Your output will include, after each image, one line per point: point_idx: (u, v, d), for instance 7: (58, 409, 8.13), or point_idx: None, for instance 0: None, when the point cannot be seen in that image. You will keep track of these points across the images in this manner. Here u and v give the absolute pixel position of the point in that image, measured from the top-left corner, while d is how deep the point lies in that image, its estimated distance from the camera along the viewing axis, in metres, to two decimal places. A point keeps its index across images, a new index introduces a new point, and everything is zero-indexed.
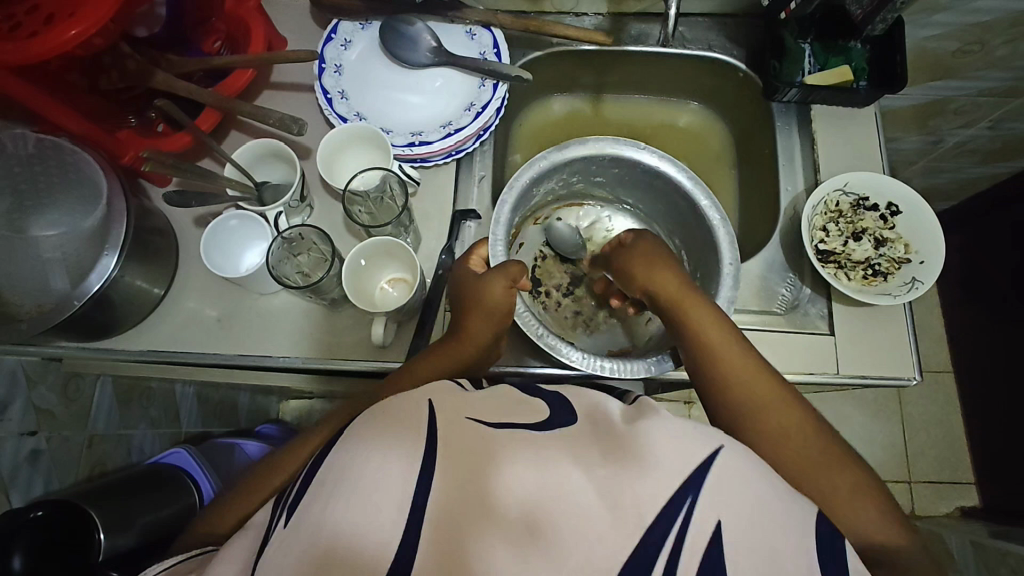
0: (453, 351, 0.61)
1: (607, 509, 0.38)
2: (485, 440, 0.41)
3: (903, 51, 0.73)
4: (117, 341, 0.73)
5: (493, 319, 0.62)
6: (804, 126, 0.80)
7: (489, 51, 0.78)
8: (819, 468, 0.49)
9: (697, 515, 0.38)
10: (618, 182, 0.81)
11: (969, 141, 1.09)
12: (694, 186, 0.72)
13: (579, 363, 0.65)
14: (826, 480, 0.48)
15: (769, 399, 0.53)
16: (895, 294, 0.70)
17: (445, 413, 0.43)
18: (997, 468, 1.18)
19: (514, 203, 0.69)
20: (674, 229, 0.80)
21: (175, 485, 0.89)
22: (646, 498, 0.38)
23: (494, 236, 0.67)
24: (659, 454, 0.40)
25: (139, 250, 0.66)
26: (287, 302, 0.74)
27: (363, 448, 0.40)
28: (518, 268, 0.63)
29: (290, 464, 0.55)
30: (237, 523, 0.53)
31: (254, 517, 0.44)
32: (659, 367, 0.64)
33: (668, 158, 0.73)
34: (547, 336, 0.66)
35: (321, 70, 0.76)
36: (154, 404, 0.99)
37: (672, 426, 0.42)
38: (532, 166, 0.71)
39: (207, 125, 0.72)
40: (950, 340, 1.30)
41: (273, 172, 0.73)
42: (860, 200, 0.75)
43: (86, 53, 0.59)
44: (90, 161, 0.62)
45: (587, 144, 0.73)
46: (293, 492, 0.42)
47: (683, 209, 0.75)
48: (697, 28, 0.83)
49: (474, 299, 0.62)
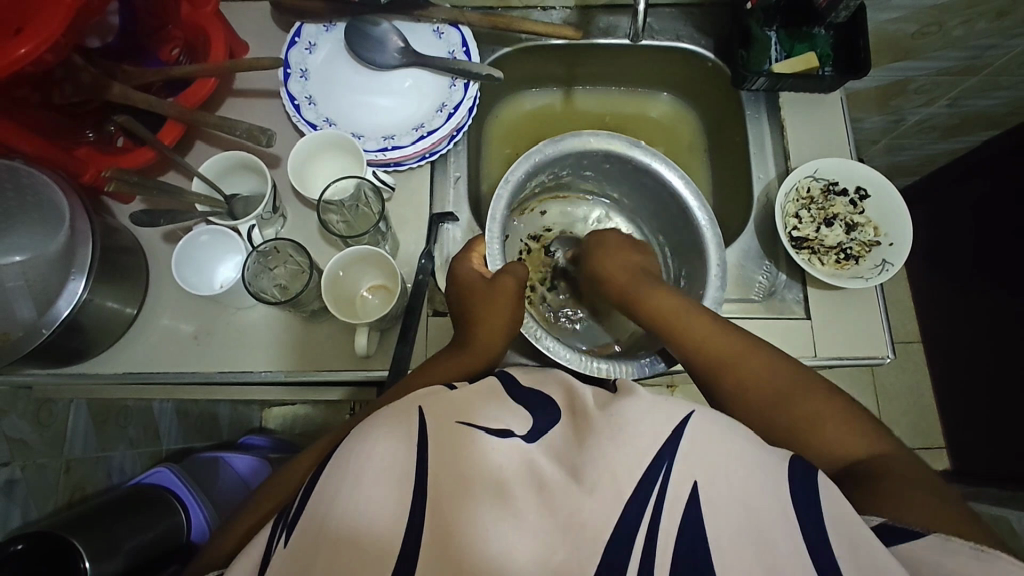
0: (461, 356, 0.62)
1: (602, 485, 0.39)
2: (475, 443, 0.42)
3: (866, 36, 0.74)
4: (89, 364, 0.71)
5: (505, 315, 0.64)
6: (773, 114, 0.81)
7: (458, 49, 0.76)
8: (830, 432, 0.51)
9: (671, 480, 0.39)
10: (610, 178, 0.81)
11: (929, 118, 1.12)
12: (684, 184, 0.72)
13: (574, 362, 0.65)
14: (838, 442, 0.50)
15: (770, 379, 0.55)
16: (867, 277, 0.72)
17: (435, 418, 0.44)
18: (965, 432, 1.23)
19: (509, 196, 0.69)
20: (665, 229, 0.80)
21: (160, 506, 0.87)
22: (639, 479, 0.39)
23: (489, 234, 0.68)
24: (648, 438, 0.41)
25: (107, 271, 0.64)
26: (265, 315, 0.72)
27: (360, 454, 0.41)
28: (523, 274, 0.66)
29: (295, 475, 0.55)
30: (241, 538, 0.51)
31: (255, 538, 0.43)
32: (651, 369, 0.66)
33: (662, 157, 0.73)
34: (545, 340, 0.66)
35: (286, 76, 0.74)
36: (133, 422, 0.97)
37: (649, 405, 0.43)
38: (528, 160, 0.71)
39: (170, 139, 0.69)
40: (918, 312, 1.34)
41: (243, 184, 0.72)
42: (830, 185, 0.76)
43: (37, 69, 0.56)
44: (48, 181, 0.59)
45: (580, 137, 0.73)
46: (294, 509, 0.42)
47: (673, 210, 0.76)
48: (665, 19, 0.82)
49: (478, 301, 0.64)
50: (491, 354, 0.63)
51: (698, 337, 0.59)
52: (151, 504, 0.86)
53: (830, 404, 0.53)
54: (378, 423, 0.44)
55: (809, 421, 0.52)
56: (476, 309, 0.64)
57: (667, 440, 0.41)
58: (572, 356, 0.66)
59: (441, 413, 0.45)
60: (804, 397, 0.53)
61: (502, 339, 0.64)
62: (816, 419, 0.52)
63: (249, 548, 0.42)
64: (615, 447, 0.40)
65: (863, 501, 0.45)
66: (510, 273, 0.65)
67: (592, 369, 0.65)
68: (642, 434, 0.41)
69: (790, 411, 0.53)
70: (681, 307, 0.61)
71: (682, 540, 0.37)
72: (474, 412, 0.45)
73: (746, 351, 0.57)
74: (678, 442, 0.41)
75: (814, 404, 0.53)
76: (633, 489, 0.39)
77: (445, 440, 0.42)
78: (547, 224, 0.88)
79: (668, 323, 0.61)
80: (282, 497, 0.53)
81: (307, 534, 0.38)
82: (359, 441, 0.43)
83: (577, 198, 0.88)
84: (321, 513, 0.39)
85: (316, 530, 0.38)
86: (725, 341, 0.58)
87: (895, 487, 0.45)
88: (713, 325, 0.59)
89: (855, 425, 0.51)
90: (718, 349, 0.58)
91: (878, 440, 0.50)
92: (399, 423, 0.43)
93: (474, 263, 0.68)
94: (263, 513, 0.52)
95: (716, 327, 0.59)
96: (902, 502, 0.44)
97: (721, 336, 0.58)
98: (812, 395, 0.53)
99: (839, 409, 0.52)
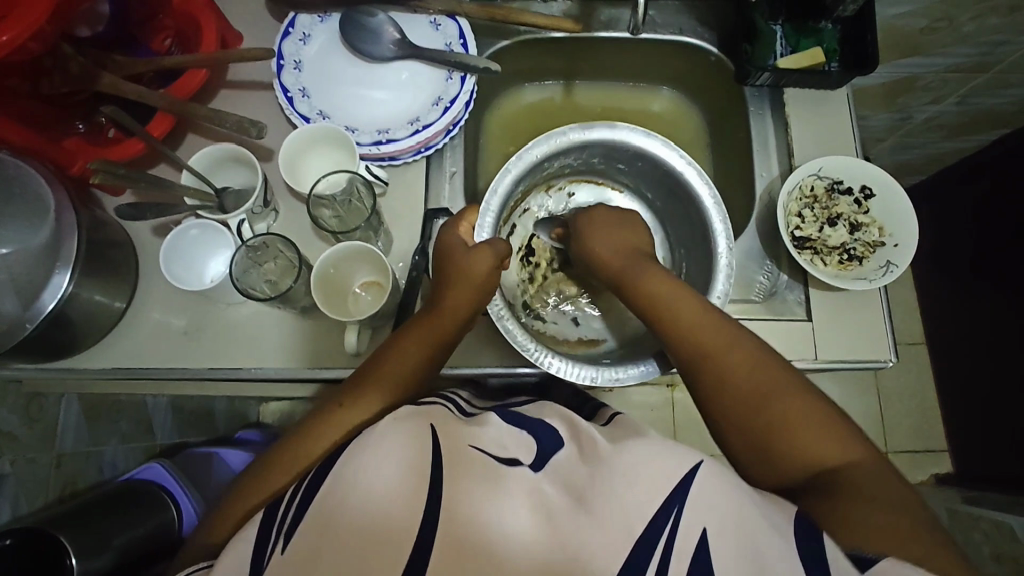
0: (431, 324, 0.61)
1: (608, 521, 0.40)
2: (491, 478, 0.44)
3: (874, 30, 0.72)
4: (77, 359, 0.70)
5: (477, 285, 0.61)
6: (778, 109, 0.79)
7: (456, 41, 0.75)
8: (816, 441, 0.50)
9: (683, 522, 0.41)
10: (637, 172, 0.79)
11: (936, 116, 1.10)
12: (712, 197, 0.69)
13: (531, 355, 0.65)
14: (822, 452, 0.50)
15: (780, 383, 0.53)
16: (872, 279, 0.70)
17: (450, 447, 0.46)
18: (969, 436, 1.22)
19: (519, 173, 0.70)
20: (683, 233, 0.79)
21: (150, 504, 0.85)
22: (655, 517, 0.41)
23: (487, 206, 0.69)
24: (663, 482, 0.42)
25: (93, 264, 0.63)
26: (256, 311, 0.71)
27: (372, 473, 0.43)
28: (502, 248, 0.64)
29: (288, 467, 0.52)
30: (239, 522, 0.50)
31: (244, 533, 0.43)
32: (606, 377, 0.65)
33: (694, 166, 0.70)
34: (506, 320, 0.67)
35: (279, 67, 0.73)
36: (125, 416, 0.97)
37: (660, 445, 0.44)
38: (551, 139, 0.71)
39: (160, 131, 0.68)
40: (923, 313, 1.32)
41: (234, 177, 0.70)
42: (835, 183, 0.74)
43: (22, 58, 0.55)
44: (33, 174, 0.58)
45: (614, 130, 0.71)
46: (287, 516, 0.43)
47: (691, 214, 0.74)
48: (667, 12, 0.81)
49: (454, 276, 0.62)
50: (460, 323, 0.62)
51: (703, 329, 0.57)
52: (143, 501, 0.85)
53: (823, 411, 0.52)
54: (392, 437, 0.45)
55: (794, 422, 0.51)
56: (448, 285, 0.62)
57: (678, 485, 0.42)
58: (527, 342, 0.66)
59: (452, 436, 0.47)
60: (808, 409, 0.52)
61: (470, 309, 0.62)
62: (806, 427, 0.51)
63: (238, 542, 0.43)
64: (617, 477, 0.43)
65: (835, 521, 0.45)
66: (489, 246, 0.63)
67: (546, 363, 0.65)
68: (657, 479, 0.42)
69: (778, 413, 0.52)
70: (674, 294, 0.60)
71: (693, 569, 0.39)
72: (486, 444, 0.47)
73: (741, 343, 0.55)
74: (685, 487, 0.42)
75: (812, 411, 0.51)
76: (640, 527, 0.40)
77: (461, 469, 0.44)
78: (570, 208, 0.86)
79: (659, 309, 0.59)
80: (273, 489, 0.51)
81: (313, 543, 0.40)
82: (370, 455, 0.44)
83: (602, 187, 0.86)
84: (329, 520, 0.41)
85: (321, 544, 0.40)
86: (720, 330, 0.56)
87: (861, 506, 0.46)
88: (703, 310, 0.58)
89: (839, 436, 0.51)
90: (742, 344, 0.55)
91: (856, 450, 0.50)
92: (415, 442, 0.45)
93: (462, 231, 0.66)
94: (251, 504, 0.51)
95: (710, 320, 0.57)
96: (874, 524, 0.44)
97: (739, 336, 0.56)
98: (808, 402, 0.52)
99: (839, 427, 0.51)
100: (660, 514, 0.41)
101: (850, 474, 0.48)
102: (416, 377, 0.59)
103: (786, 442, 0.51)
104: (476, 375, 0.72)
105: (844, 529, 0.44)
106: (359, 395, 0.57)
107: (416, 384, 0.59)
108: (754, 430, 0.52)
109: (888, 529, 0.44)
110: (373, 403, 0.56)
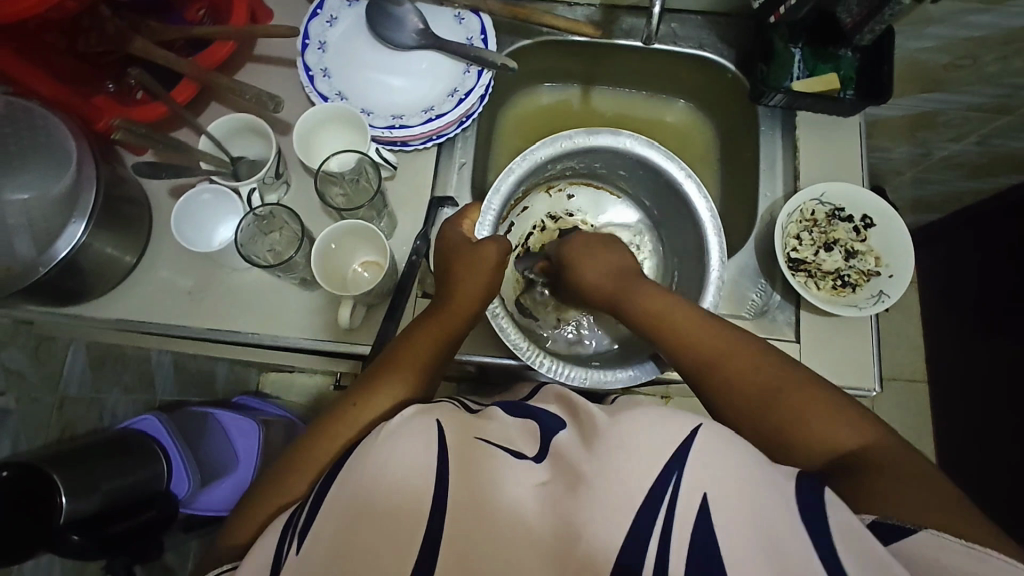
0: (437, 320, 0.64)
1: (613, 493, 0.42)
2: (496, 463, 0.46)
3: (891, 61, 0.72)
4: (85, 308, 0.73)
5: (484, 281, 0.65)
6: (788, 132, 0.79)
7: (476, 37, 0.77)
8: (822, 425, 0.50)
9: (684, 490, 0.41)
10: (637, 180, 0.80)
11: (957, 155, 1.09)
12: (709, 211, 0.71)
13: (518, 350, 0.68)
14: (830, 434, 0.50)
15: (773, 381, 0.54)
16: (862, 307, 0.70)
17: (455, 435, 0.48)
18: (960, 478, 1.21)
19: (522, 173, 0.72)
20: (678, 245, 0.80)
21: (143, 450, 0.89)
22: (654, 484, 0.42)
23: (488, 205, 0.71)
24: (661, 449, 0.43)
25: (108, 218, 0.65)
26: (258, 279, 0.74)
27: (382, 461, 0.45)
28: (506, 244, 0.67)
29: (302, 471, 0.54)
30: (256, 528, 0.51)
31: (260, 543, 0.46)
32: (593, 380, 0.67)
33: (694, 179, 0.72)
34: (500, 320, 0.69)
35: (304, 46, 0.75)
36: (128, 369, 1.00)
37: (651, 415, 0.46)
38: (554, 143, 0.72)
39: (183, 97, 0.71)
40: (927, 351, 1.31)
41: (250, 147, 0.72)
42: (836, 210, 0.75)
43: (62, 14, 0.57)
44: (61, 125, 0.60)
45: (617, 137, 0.73)
46: (301, 519, 0.45)
47: (687, 226, 0.75)
48: (689, 25, 0.82)
49: (459, 266, 0.66)
50: (467, 317, 0.65)
51: (690, 336, 0.59)
52: (134, 448, 0.88)
53: (827, 399, 0.52)
54: (399, 433, 0.47)
55: (799, 412, 0.51)
56: (452, 279, 0.65)
57: (678, 449, 0.43)
58: (519, 343, 0.68)
59: (459, 429, 0.49)
60: (808, 402, 0.52)
61: (481, 303, 0.65)
62: (809, 418, 0.51)
63: (259, 548, 0.46)
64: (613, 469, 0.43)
65: (858, 497, 0.45)
66: (493, 242, 0.67)
67: (538, 363, 0.68)
68: (654, 449, 0.43)
69: (775, 406, 0.52)
70: (668, 302, 0.62)
71: (699, 543, 0.40)
72: (486, 433, 0.49)
73: (737, 346, 0.57)
74: (684, 453, 0.43)
75: (820, 399, 0.52)
76: (643, 495, 0.41)
77: (467, 453, 0.46)
78: (569, 208, 0.87)
79: (656, 312, 0.62)
80: (291, 494, 0.52)
81: (322, 542, 0.42)
82: (380, 446, 0.46)
83: (601, 191, 0.87)
84: (339, 516, 0.43)
85: (329, 542, 0.42)
86: (715, 333, 0.58)
87: (871, 479, 0.46)
88: (691, 316, 0.60)
89: (847, 419, 0.50)
90: (722, 351, 0.57)
91: (872, 431, 0.49)
92: (420, 434, 0.47)
93: (463, 228, 0.69)
94: (271, 506, 0.52)
95: (701, 325, 0.60)
96: (900, 498, 0.44)
97: (723, 338, 0.58)
98: (803, 391, 0.53)
99: (840, 407, 0.51)
100: (662, 483, 0.42)
101: (866, 452, 0.48)
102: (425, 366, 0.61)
103: (782, 435, 0.51)
104: (481, 362, 0.75)
105: (864, 501, 0.45)
106: (367, 393, 0.58)
107: (426, 376, 0.61)
108: (763, 428, 0.53)
109: (915, 499, 0.44)
110: (384, 399, 0.57)
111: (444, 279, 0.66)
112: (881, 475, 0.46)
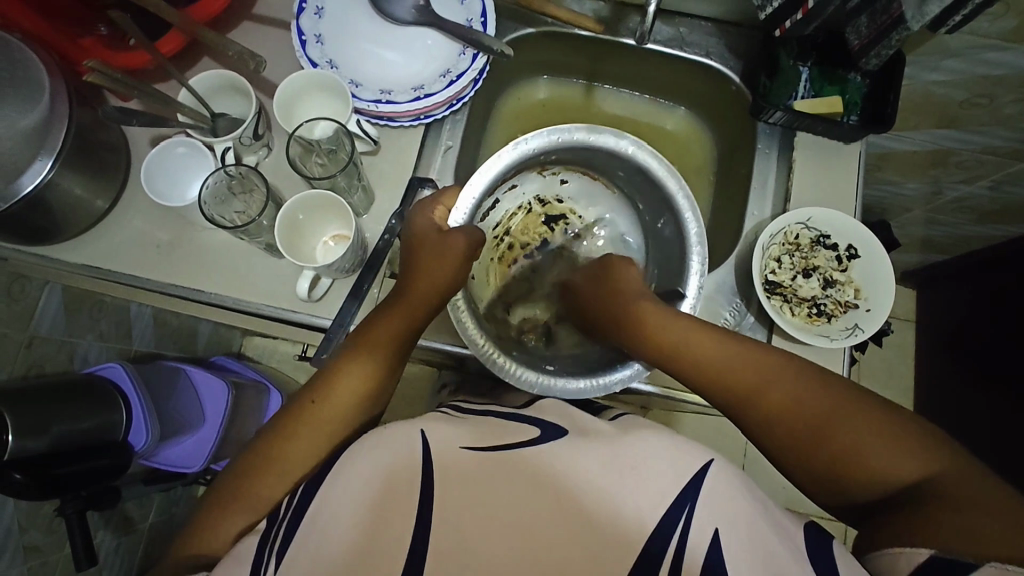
0: (402, 307, 0.62)
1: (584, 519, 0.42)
2: (477, 466, 0.46)
3: (897, 91, 0.69)
4: (58, 249, 0.73)
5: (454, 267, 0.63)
6: (785, 152, 0.77)
7: (477, 19, 0.74)
8: (883, 460, 0.48)
9: (695, 521, 0.42)
10: (633, 183, 0.78)
11: (967, 197, 1.04)
12: (697, 230, 0.69)
13: (480, 345, 0.65)
14: (890, 462, 0.48)
15: (829, 416, 0.51)
16: (834, 338, 0.68)
17: (437, 442, 0.47)
18: None
19: (512, 160, 0.70)
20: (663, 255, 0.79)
21: (101, 399, 0.87)
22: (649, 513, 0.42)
23: (466, 195, 0.68)
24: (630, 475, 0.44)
25: (82, 160, 0.64)
26: (229, 241, 0.73)
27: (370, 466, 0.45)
28: (478, 235, 0.65)
29: (275, 470, 0.53)
30: (220, 526, 0.50)
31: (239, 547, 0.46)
32: (572, 389, 0.64)
33: (690, 200, 0.70)
34: (459, 308, 0.66)
35: (300, 10, 0.73)
36: (105, 316, 1.02)
37: (645, 442, 0.46)
38: (552, 135, 0.71)
39: (170, 48, 0.70)
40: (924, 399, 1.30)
41: (230, 105, 0.72)
42: (821, 237, 0.73)
43: None
44: (36, 61, 0.60)
45: (620, 141, 0.72)
46: (280, 534, 0.44)
47: (675, 236, 0.73)
48: (698, 32, 0.79)
49: (427, 255, 0.63)
50: (433, 303, 0.63)
51: (737, 377, 0.55)
52: (94, 393, 0.87)
53: (869, 414, 0.50)
54: (384, 441, 0.47)
55: (858, 451, 0.49)
56: (415, 268, 0.63)
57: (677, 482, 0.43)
58: (478, 340, 0.65)
59: (440, 436, 0.48)
60: (866, 433, 0.49)
61: (446, 293, 0.64)
62: (869, 451, 0.49)
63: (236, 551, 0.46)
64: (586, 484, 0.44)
65: (925, 531, 0.43)
66: (464, 233, 0.65)
67: (494, 363, 0.65)
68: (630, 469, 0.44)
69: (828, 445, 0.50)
70: (708, 343, 0.58)
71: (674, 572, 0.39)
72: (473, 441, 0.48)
73: (789, 383, 0.54)
74: (695, 485, 0.44)
75: (876, 426, 0.49)
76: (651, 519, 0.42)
77: (452, 464, 0.45)
78: (559, 194, 0.86)
79: (695, 354, 0.58)
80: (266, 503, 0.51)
81: (310, 550, 0.42)
82: (362, 454, 0.47)
83: (596, 183, 0.84)
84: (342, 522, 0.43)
85: (317, 545, 0.42)
86: (754, 363, 0.56)
87: (937, 508, 0.44)
88: (738, 352, 0.57)
89: (894, 432, 0.49)
90: (767, 395, 0.54)
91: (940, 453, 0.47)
92: (405, 447, 0.46)
93: (434, 217, 0.67)
94: (243, 517, 0.51)
95: (742, 361, 0.56)
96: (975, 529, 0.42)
97: (767, 376, 0.54)
98: (859, 417, 0.50)
99: (895, 428, 0.49)
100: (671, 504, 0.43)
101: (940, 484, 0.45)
102: (390, 351, 0.61)
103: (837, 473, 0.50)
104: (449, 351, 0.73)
105: (921, 534, 0.43)
106: (331, 388, 0.58)
107: (394, 366, 0.61)
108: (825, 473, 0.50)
109: (985, 525, 0.42)
110: (350, 395, 0.58)
111: (410, 265, 0.64)
112: (937, 510, 0.44)
